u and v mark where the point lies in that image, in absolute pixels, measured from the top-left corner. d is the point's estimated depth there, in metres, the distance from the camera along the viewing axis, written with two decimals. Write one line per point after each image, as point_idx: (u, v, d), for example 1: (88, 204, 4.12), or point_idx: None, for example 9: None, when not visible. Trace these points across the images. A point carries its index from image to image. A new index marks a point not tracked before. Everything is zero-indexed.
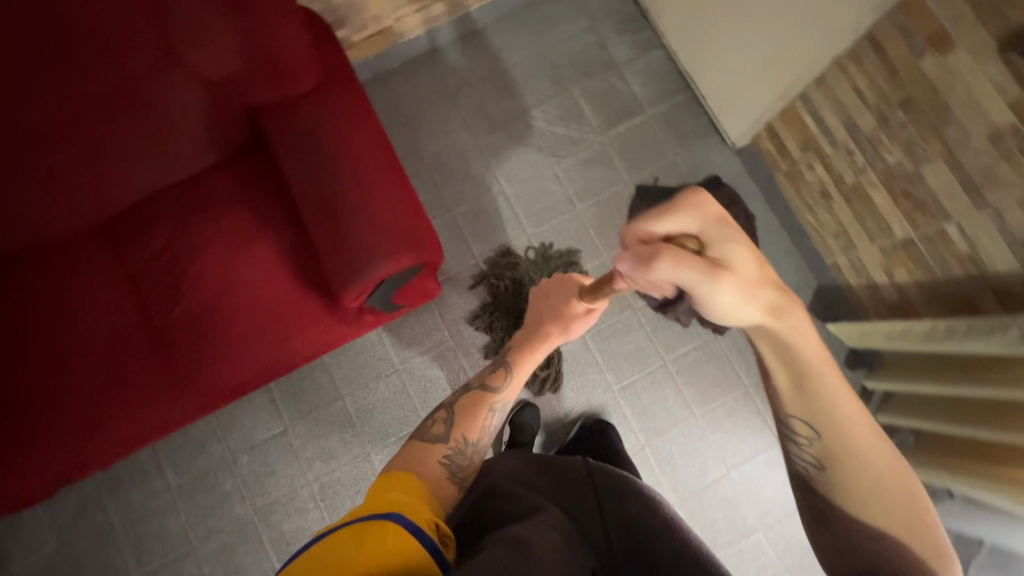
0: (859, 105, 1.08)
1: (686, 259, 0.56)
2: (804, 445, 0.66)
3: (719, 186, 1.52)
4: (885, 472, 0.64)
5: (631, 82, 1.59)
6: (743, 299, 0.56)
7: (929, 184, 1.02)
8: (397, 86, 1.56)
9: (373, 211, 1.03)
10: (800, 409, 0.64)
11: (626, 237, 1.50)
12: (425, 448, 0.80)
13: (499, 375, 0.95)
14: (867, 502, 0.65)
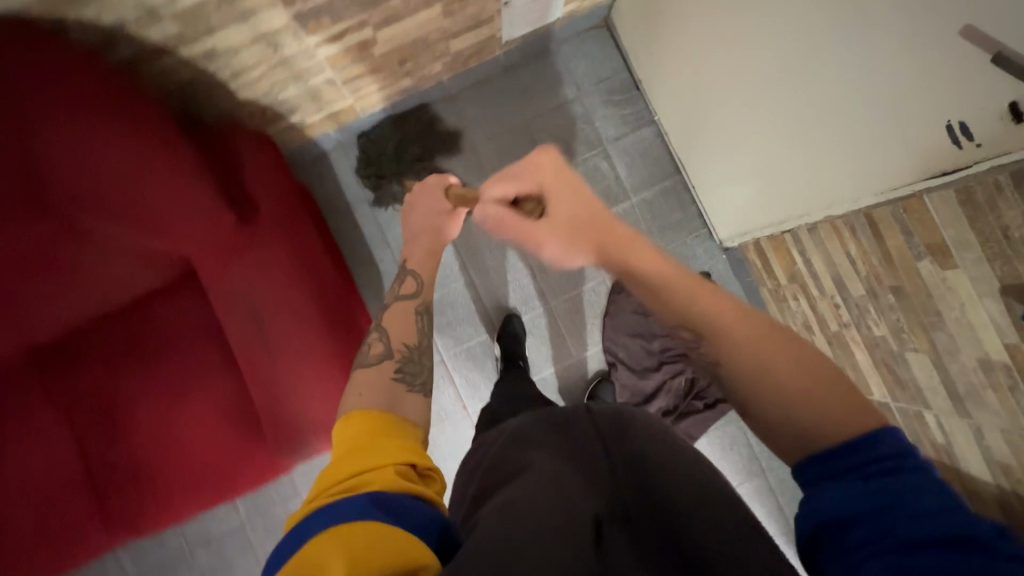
0: (849, 269, 0.99)
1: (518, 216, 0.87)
2: (688, 338, 0.65)
3: None
4: (754, 351, 0.57)
5: (615, 164, 1.47)
6: (564, 247, 0.85)
7: (912, 369, 0.95)
8: (363, 160, 1.45)
9: (309, 385, 0.95)
10: (671, 316, 0.67)
11: (602, 323, 1.45)
12: (373, 373, 0.71)
13: (408, 282, 0.88)
14: (783, 388, 0.54)
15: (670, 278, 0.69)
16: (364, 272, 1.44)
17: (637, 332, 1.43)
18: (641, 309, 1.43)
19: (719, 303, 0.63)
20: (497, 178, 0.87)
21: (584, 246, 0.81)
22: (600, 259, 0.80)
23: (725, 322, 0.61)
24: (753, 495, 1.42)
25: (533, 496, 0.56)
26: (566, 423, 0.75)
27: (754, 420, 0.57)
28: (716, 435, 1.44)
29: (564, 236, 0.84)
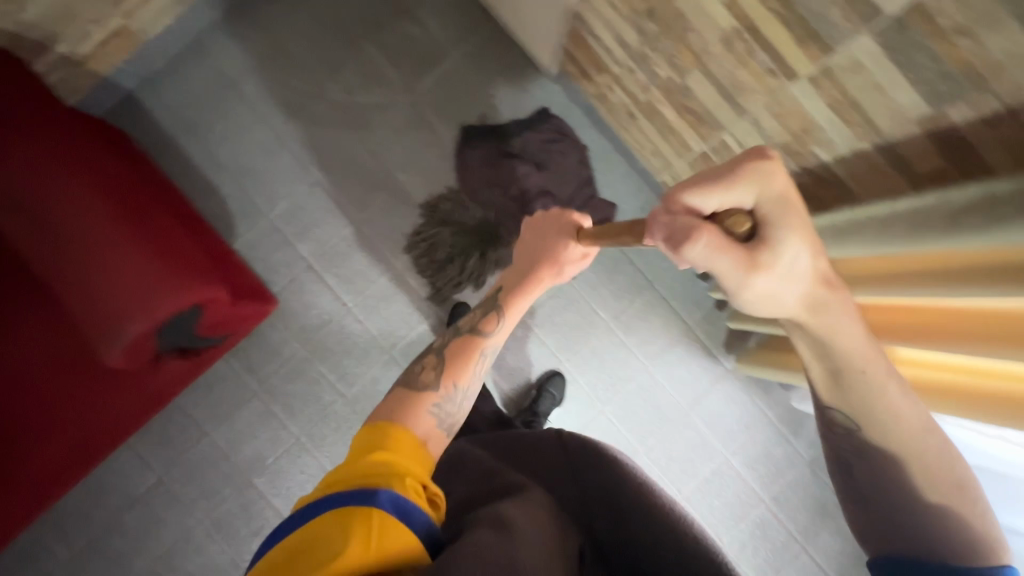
0: (619, 19, 0.98)
1: (724, 250, 0.52)
2: (834, 416, 0.67)
3: (548, 117, 1.40)
4: (917, 438, 0.64)
5: (427, 25, 1.42)
6: (777, 294, 0.56)
7: (697, 95, 0.95)
8: (172, 89, 1.39)
9: (112, 265, 0.95)
10: (833, 391, 0.66)
11: (460, 179, 1.41)
12: (411, 396, 0.72)
13: (492, 318, 0.83)
14: (925, 488, 0.64)
15: (866, 362, 0.62)
16: (208, 202, 1.39)
17: (495, 182, 1.38)
18: (489, 158, 1.39)
19: (870, 358, 0.62)
20: (699, 187, 0.54)
21: (790, 293, 0.56)
22: (799, 317, 0.59)
23: (894, 422, 0.64)
24: (648, 308, 1.44)
25: (538, 526, 0.62)
26: (541, 452, 0.83)
27: (869, 503, 0.68)
28: (595, 264, 1.44)
29: (777, 283, 0.55)
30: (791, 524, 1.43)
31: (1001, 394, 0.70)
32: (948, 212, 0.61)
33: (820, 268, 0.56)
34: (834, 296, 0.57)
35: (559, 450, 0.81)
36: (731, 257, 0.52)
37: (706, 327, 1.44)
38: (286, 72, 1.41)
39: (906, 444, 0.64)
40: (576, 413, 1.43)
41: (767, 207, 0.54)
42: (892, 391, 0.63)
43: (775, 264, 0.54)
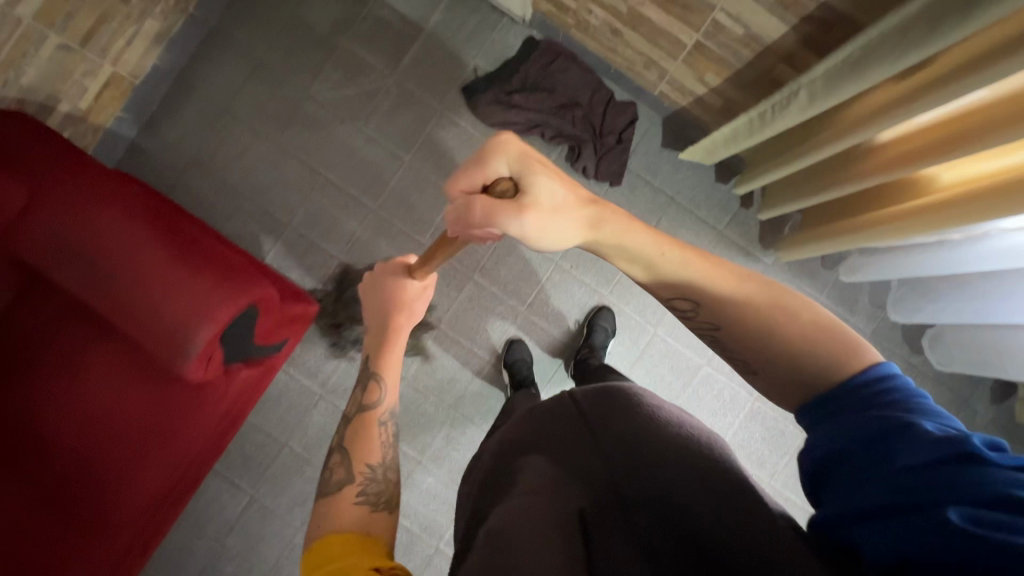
0: None
1: (498, 209, 0.65)
2: (681, 307, 0.70)
3: (536, 46, 1.40)
4: (740, 300, 0.65)
5: (394, 5, 1.43)
6: (558, 221, 0.67)
7: None
8: (170, 127, 1.42)
9: (164, 287, 0.98)
10: (667, 289, 0.70)
11: (479, 130, 1.44)
12: (353, 414, 0.92)
13: (373, 367, 0.98)
14: (789, 348, 0.61)
15: (658, 249, 0.68)
16: (230, 226, 1.42)
17: (513, 121, 1.39)
18: (499, 101, 1.40)
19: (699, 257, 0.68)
20: (471, 170, 0.67)
21: (568, 225, 0.68)
22: (618, 231, 0.69)
23: (734, 295, 0.66)
24: (675, 224, 1.44)
25: (537, 510, 0.53)
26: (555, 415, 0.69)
27: (757, 371, 0.65)
28: (615, 191, 1.43)
29: (547, 211, 0.66)
30: None
31: (995, 186, 0.79)
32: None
33: (579, 196, 0.69)
34: (613, 213, 0.69)
35: (573, 410, 0.68)
36: (512, 209, 0.64)
37: (738, 227, 1.44)
38: (273, 83, 1.43)
39: (739, 305, 0.65)
40: (631, 342, 1.44)
41: (546, 167, 0.67)
42: (715, 273, 0.67)
43: (560, 211, 0.67)
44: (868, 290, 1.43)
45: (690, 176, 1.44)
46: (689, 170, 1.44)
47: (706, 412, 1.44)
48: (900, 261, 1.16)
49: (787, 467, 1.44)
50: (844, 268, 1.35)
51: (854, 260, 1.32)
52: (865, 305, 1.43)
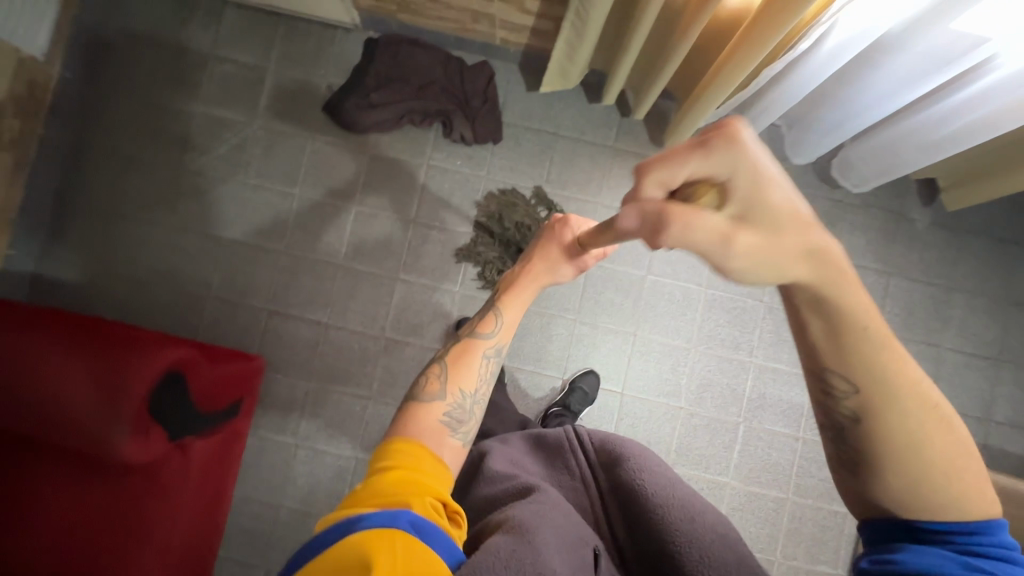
0: None
1: (697, 224, 0.49)
2: (838, 388, 0.53)
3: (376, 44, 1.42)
4: (910, 393, 0.52)
5: (233, 56, 1.47)
6: (768, 259, 0.49)
7: None
8: (63, 247, 1.43)
9: (79, 378, 0.96)
10: (836, 358, 0.53)
11: (354, 140, 1.47)
12: (426, 410, 0.79)
13: (490, 322, 0.92)
14: (929, 450, 0.52)
15: (863, 316, 0.51)
16: (153, 316, 1.42)
17: (380, 117, 1.42)
18: (360, 105, 1.42)
19: (887, 342, 0.52)
20: (668, 161, 0.50)
21: (790, 258, 0.49)
22: (799, 283, 0.50)
23: (898, 398, 0.53)
24: (568, 155, 1.46)
25: (554, 523, 0.70)
26: (560, 463, 0.90)
27: (865, 477, 0.55)
28: (501, 148, 1.46)
29: (769, 243, 0.49)
30: None
31: None
32: None
33: (808, 221, 0.50)
34: (832, 258, 0.49)
35: (580, 459, 0.88)
36: (711, 231, 0.49)
37: (626, 136, 1.46)
38: (147, 170, 1.45)
39: (903, 399, 0.52)
40: (573, 281, 1.45)
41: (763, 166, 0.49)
42: (892, 349, 0.52)
43: (778, 223, 0.49)
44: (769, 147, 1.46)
45: (564, 106, 1.46)
46: (561, 101, 1.47)
47: (668, 317, 1.45)
48: (773, 99, 1.18)
49: (766, 338, 1.44)
50: None
51: None
52: (772, 162, 1.46)
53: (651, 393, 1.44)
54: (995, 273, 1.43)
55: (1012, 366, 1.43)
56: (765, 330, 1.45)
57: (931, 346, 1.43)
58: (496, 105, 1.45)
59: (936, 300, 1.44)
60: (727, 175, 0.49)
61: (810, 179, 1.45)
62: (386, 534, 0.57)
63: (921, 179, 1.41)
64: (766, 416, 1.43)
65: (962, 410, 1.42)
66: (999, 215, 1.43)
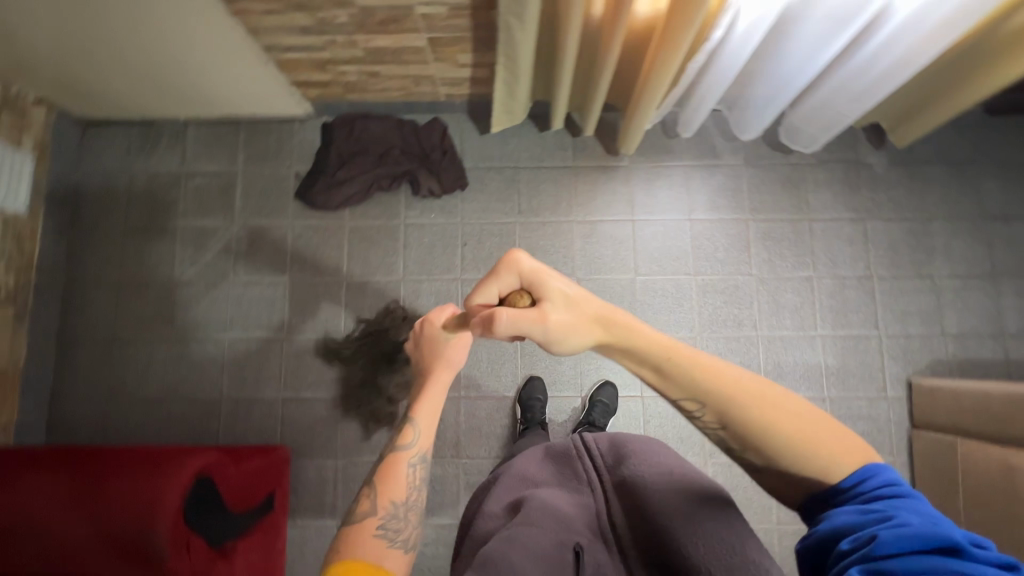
0: (287, 17, 1.11)
1: (519, 314, 0.66)
2: (691, 411, 0.65)
3: (333, 125, 1.52)
4: (746, 394, 0.62)
5: (204, 169, 1.56)
6: (571, 325, 0.67)
7: (374, 5, 1.08)
8: (75, 383, 1.47)
9: (108, 511, 0.96)
10: (676, 389, 0.65)
11: (331, 217, 1.53)
12: (362, 528, 0.77)
13: (406, 429, 0.86)
14: (772, 431, 0.60)
15: (666, 348, 0.65)
16: (172, 429, 1.45)
17: (350, 190, 1.51)
18: (330, 184, 1.51)
19: (703, 361, 0.64)
20: (488, 280, 0.72)
21: (586, 328, 0.68)
22: (607, 339, 0.67)
23: (743, 402, 0.61)
24: (533, 183, 1.53)
25: (537, 540, 0.69)
26: (569, 468, 0.87)
27: (766, 471, 0.62)
28: (468, 191, 1.53)
29: (568, 317, 0.68)
30: (779, 212, 1.50)
31: None
32: None
33: (591, 305, 0.68)
34: (620, 319, 0.66)
35: (587, 462, 0.84)
36: (530, 317, 0.66)
37: (582, 153, 1.54)
38: (143, 292, 1.51)
39: (744, 402, 0.61)
40: None
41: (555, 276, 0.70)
42: (710, 363, 0.64)
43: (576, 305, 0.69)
44: (717, 130, 1.53)
45: (518, 140, 1.54)
46: (514, 136, 1.55)
47: (666, 312, 1.47)
48: (709, 85, 1.24)
49: (765, 308, 1.47)
50: (681, 127, 1.45)
51: (685, 116, 1.41)
52: (723, 143, 1.53)
53: None
54: (962, 194, 1.48)
55: (1010, 278, 1.45)
56: (762, 302, 1.47)
57: (923, 278, 1.46)
58: (455, 154, 1.53)
59: (914, 234, 1.48)
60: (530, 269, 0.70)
61: (762, 151, 1.51)
62: None
63: (865, 126, 1.47)
64: (787, 384, 1.44)
65: (973, 332, 1.43)
66: (949, 140, 1.49)
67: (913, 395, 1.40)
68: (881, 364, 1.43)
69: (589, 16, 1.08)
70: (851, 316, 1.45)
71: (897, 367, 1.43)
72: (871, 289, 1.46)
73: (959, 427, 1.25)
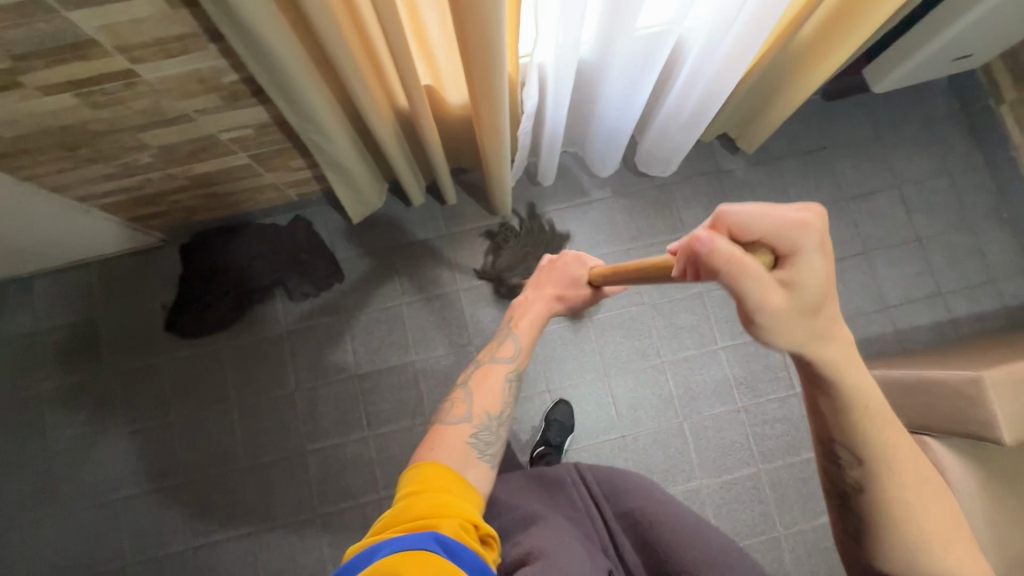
0: (83, 170, 1.05)
1: (747, 269, 0.49)
2: (844, 457, 0.61)
3: (191, 245, 1.45)
4: (914, 474, 0.61)
5: (58, 322, 1.45)
6: (792, 328, 0.51)
7: (173, 142, 1.02)
8: None
9: None
10: (844, 436, 0.60)
11: (208, 342, 1.46)
12: (451, 434, 0.82)
13: (505, 345, 1.00)
14: (916, 513, 0.60)
15: (857, 402, 0.58)
16: None
17: (223, 309, 1.44)
18: (200, 308, 1.43)
19: (894, 434, 0.60)
20: (753, 213, 0.50)
21: (800, 334, 0.52)
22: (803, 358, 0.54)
23: (899, 478, 0.60)
24: (411, 259, 1.49)
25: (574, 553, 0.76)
26: (561, 494, 0.90)
27: (876, 545, 0.62)
28: (347, 283, 1.48)
29: (792, 319, 0.51)
30: (656, 235, 1.51)
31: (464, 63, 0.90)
32: (237, 31, 0.73)
33: (833, 328, 0.53)
34: (834, 355, 0.54)
35: (581, 489, 0.90)
36: (760, 283, 0.49)
37: (453, 219, 1.51)
38: (17, 471, 1.40)
39: (901, 469, 0.60)
40: (468, 368, 1.44)
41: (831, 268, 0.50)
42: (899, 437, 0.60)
43: (823, 305, 0.51)
44: (580, 168, 1.53)
45: (386, 220, 1.50)
46: (382, 217, 1.51)
47: (570, 361, 1.44)
48: (547, 137, 1.25)
49: (665, 334, 1.46)
50: (540, 175, 1.45)
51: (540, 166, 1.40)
52: (588, 179, 1.53)
53: (589, 438, 1.41)
54: (820, 181, 1.53)
55: (881, 251, 1.50)
56: (660, 327, 1.47)
57: None
58: (324, 248, 1.47)
59: None
60: (812, 250, 0.49)
61: (626, 179, 1.53)
62: (410, 563, 0.55)
63: (716, 137, 1.51)
64: (702, 404, 1.43)
65: (860, 312, 1.47)
66: (796, 134, 1.54)
67: None
68: (783, 363, 1.45)
69: (395, 106, 1.06)
70: None
71: None
72: None
73: None
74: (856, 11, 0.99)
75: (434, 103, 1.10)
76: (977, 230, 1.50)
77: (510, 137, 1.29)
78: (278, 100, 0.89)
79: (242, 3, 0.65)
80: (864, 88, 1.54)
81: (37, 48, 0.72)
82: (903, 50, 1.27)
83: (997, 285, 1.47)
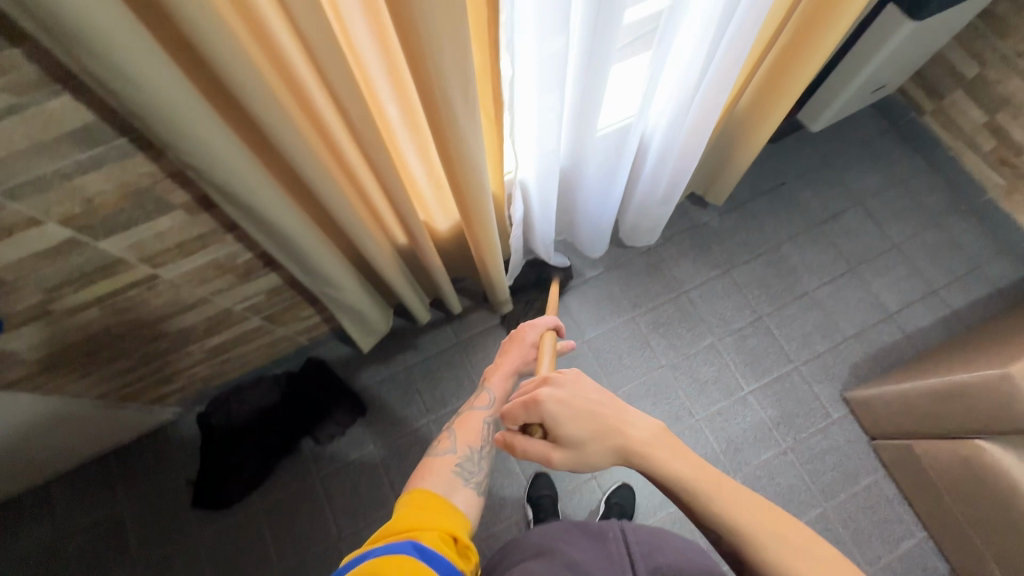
0: (103, 370, 1.06)
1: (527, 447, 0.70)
2: (711, 533, 0.61)
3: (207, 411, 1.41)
4: (786, 543, 0.56)
5: (78, 525, 1.39)
6: (584, 459, 0.67)
7: (190, 324, 1.05)
8: None
9: None
10: (695, 511, 0.62)
11: (238, 509, 1.40)
12: (439, 466, 0.80)
13: (484, 393, 0.95)
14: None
15: (688, 479, 0.61)
16: None
17: (249, 471, 1.39)
18: (224, 475, 1.38)
19: (745, 504, 0.59)
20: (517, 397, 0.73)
21: (599, 457, 0.67)
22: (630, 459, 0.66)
23: (774, 549, 0.56)
24: (428, 375, 1.50)
25: None
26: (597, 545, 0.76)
27: None
28: (370, 414, 1.47)
29: (580, 456, 0.67)
30: (657, 298, 1.56)
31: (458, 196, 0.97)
32: (256, 225, 0.79)
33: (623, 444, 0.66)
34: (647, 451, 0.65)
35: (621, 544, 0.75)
36: (539, 450, 0.69)
37: (460, 327, 1.55)
38: None
39: (762, 539, 0.56)
40: (506, 471, 1.41)
41: (578, 402, 0.68)
42: (755, 508, 0.58)
43: (590, 441, 0.67)
44: (568, 252, 1.61)
45: (396, 343, 1.53)
46: (392, 341, 1.53)
47: None
48: (538, 236, 1.32)
49: (691, 392, 1.47)
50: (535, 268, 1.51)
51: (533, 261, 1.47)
52: (578, 260, 1.60)
53: (647, 518, 1.37)
54: (789, 214, 1.63)
55: (866, 264, 1.58)
56: (684, 387, 1.48)
57: (802, 297, 1.55)
58: (341, 384, 1.47)
59: (773, 263, 1.59)
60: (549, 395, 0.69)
61: (613, 253, 1.61)
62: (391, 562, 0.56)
63: (685, 197, 1.62)
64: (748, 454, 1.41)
65: (867, 326, 1.52)
66: (754, 178, 1.67)
67: (855, 409, 1.43)
68: (813, 394, 1.46)
69: (396, 243, 1.13)
70: (763, 361, 1.50)
71: (828, 388, 1.47)
72: (765, 329, 1.53)
73: (906, 431, 1.27)
74: (781, 79, 1.13)
75: (431, 231, 1.18)
76: (945, 226, 1.59)
77: (501, 243, 1.36)
78: (293, 269, 0.94)
79: (264, 202, 0.72)
80: (801, 127, 1.69)
81: (69, 276, 0.76)
82: (828, 92, 1.43)
83: (981, 271, 1.54)
